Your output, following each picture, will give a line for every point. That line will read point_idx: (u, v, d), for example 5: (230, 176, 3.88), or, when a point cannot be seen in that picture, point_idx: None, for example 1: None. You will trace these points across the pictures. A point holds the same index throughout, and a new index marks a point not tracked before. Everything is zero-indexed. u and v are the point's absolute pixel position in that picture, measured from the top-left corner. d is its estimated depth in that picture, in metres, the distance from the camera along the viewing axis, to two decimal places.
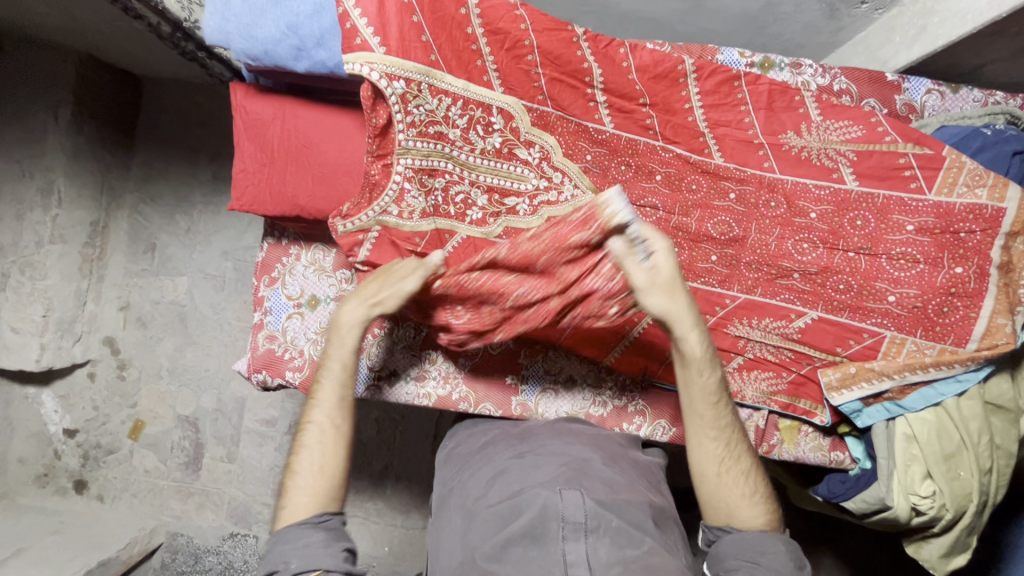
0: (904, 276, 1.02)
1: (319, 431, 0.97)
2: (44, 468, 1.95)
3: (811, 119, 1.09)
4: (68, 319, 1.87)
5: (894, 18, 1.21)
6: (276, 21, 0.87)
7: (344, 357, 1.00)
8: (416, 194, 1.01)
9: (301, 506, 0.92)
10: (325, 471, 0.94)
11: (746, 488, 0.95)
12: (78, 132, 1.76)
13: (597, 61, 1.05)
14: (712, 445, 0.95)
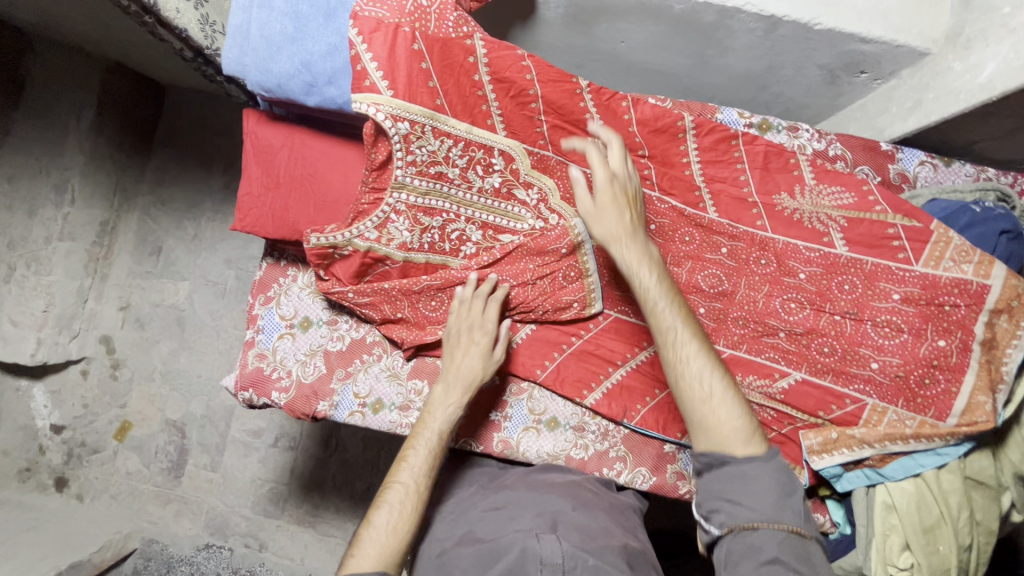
0: (888, 344, 1.02)
1: (403, 490, 0.95)
2: (27, 463, 1.96)
3: (805, 182, 1.11)
4: (68, 316, 1.89)
5: (892, 89, 1.24)
6: (292, 58, 0.90)
7: (442, 429, 1.04)
8: (404, 224, 1.05)
9: (364, 561, 0.85)
10: (399, 531, 0.90)
11: (707, 390, 0.90)
12: (99, 134, 1.82)
13: (598, 112, 1.07)
14: (668, 351, 0.93)
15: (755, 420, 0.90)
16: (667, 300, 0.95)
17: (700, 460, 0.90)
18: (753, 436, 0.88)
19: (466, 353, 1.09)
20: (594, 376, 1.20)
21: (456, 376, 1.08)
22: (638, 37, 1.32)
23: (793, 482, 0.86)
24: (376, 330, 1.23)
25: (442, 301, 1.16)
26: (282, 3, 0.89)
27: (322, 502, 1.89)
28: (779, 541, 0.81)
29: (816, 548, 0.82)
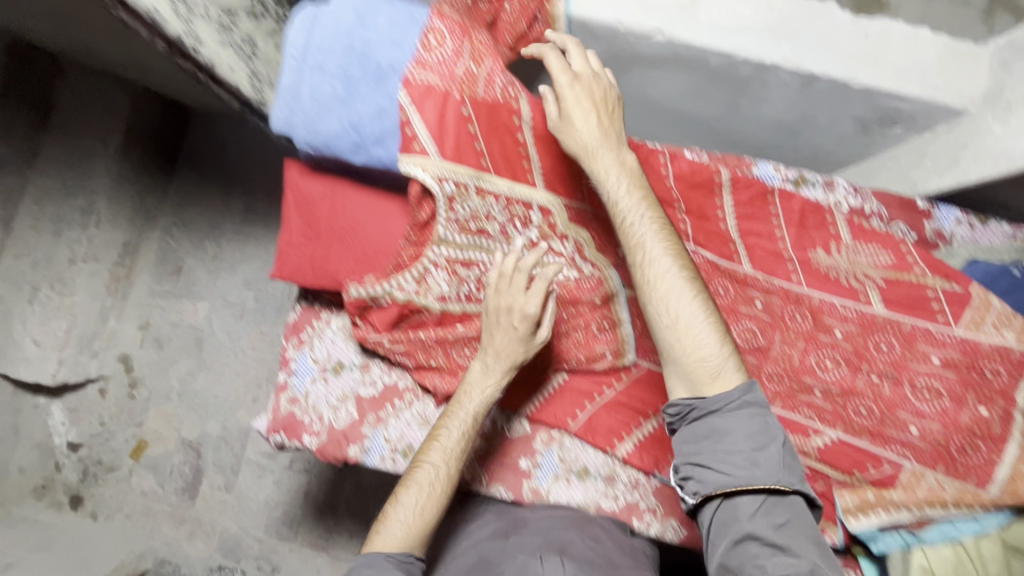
0: (928, 408, 1.02)
1: (432, 471, 1.07)
2: (43, 480, 1.93)
3: (841, 239, 1.12)
4: (89, 336, 1.90)
5: (927, 142, 1.23)
6: (341, 120, 0.91)
7: (473, 412, 1.10)
8: (443, 276, 1.06)
9: (393, 537, 1.02)
10: (424, 513, 1.04)
11: (681, 319, 0.95)
12: (125, 158, 1.82)
13: None
14: (645, 273, 0.97)
15: (730, 343, 0.95)
16: (646, 221, 0.97)
17: (672, 414, 0.97)
18: (729, 362, 0.93)
19: (502, 331, 1.07)
20: (625, 426, 1.20)
21: (491, 354, 1.09)
22: (671, 85, 1.33)
23: (768, 438, 0.89)
24: (408, 376, 1.23)
25: (476, 349, 1.17)
26: (333, 64, 0.89)
27: (335, 526, 1.88)
28: (755, 509, 0.87)
29: (798, 504, 0.87)
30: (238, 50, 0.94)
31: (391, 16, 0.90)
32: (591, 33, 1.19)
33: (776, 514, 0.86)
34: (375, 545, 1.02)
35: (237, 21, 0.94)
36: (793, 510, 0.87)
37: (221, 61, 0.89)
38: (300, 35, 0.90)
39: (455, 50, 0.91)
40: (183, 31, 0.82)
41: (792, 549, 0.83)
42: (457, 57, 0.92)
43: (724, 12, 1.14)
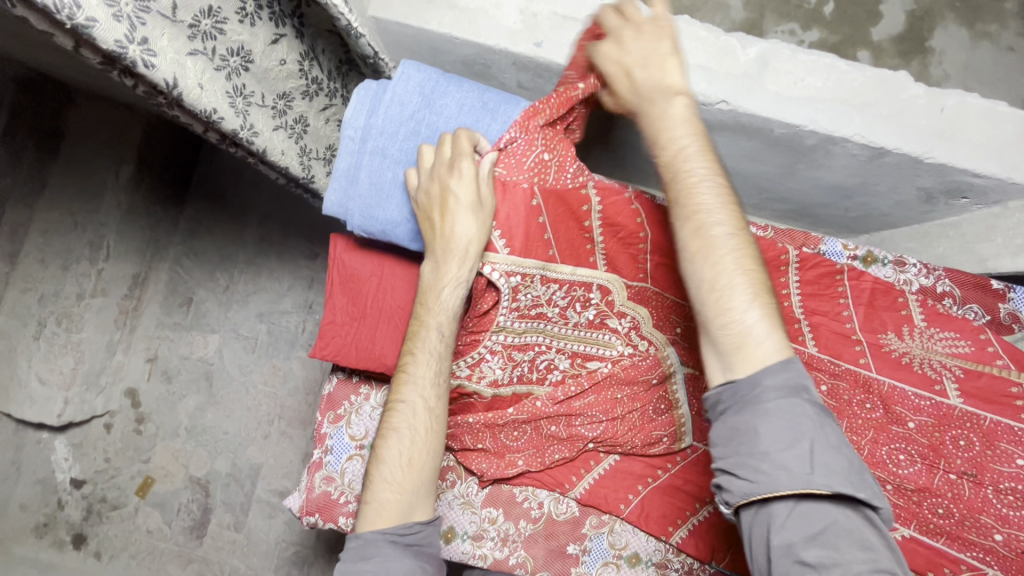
0: (1013, 514, 0.95)
1: (410, 413, 0.89)
2: (44, 518, 1.84)
3: (914, 323, 1.06)
4: (96, 371, 1.80)
5: (996, 217, 1.17)
6: (402, 207, 0.85)
7: (442, 322, 0.89)
8: (498, 362, 1.00)
9: (384, 508, 0.85)
10: (415, 463, 0.88)
11: (721, 275, 0.72)
12: (135, 187, 1.73)
13: None
14: (684, 225, 0.76)
15: (773, 313, 0.71)
16: (693, 163, 0.78)
17: (708, 406, 0.73)
18: (767, 335, 0.70)
19: (462, 213, 0.81)
20: (680, 512, 1.13)
21: (456, 254, 0.84)
22: (725, 147, 1.27)
23: (800, 432, 0.65)
24: (451, 454, 1.16)
25: (524, 432, 1.11)
26: (396, 150, 0.84)
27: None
28: (782, 519, 0.64)
29: (837, 510, 0.63)
30: (291, 130, 0.88)
31: (459, 100, 0.84)
32: None
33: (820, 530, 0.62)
34: (367, 521, 0.86)
35: (293, 102, 0.86)
36: (831, 515, 0.63)
37: (275, 147, 0.84)
38: (360, 116, 0.84)
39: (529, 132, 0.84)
40: (240, 125, 0.76)
41: (835, 570, 0.60)
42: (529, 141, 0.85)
43: (792, 82, 1.08)
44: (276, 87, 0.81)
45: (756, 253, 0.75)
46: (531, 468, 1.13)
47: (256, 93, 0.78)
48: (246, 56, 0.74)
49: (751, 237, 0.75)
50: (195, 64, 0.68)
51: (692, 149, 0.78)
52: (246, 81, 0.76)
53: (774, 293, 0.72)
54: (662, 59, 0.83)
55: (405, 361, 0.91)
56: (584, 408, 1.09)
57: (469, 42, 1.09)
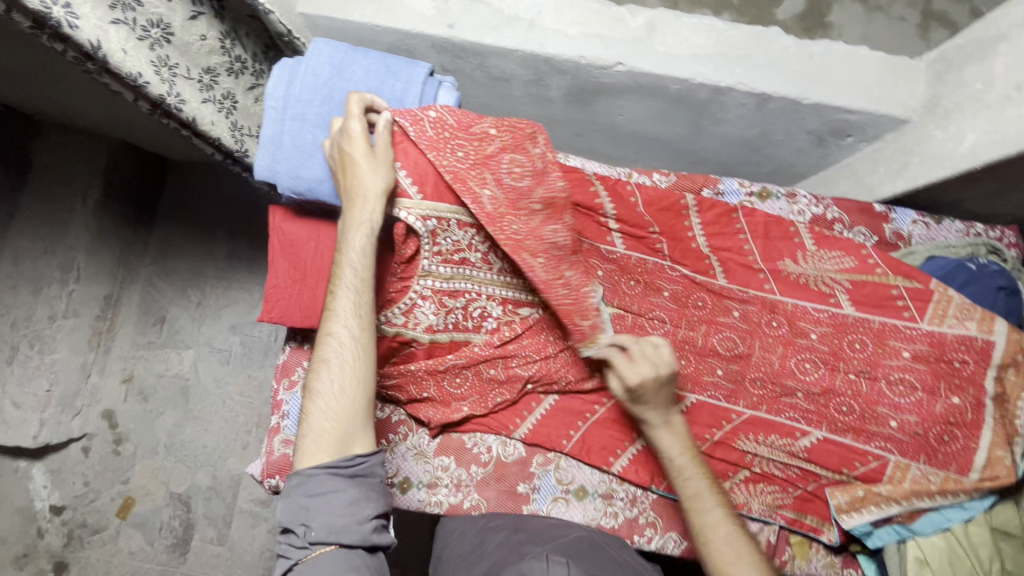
0: (905, 402, 1.06)
1: (338, 343, 0.93)
2: (25, 548, 1.82)
3: (806, 248, 1.18)
4: (71, 393, 1.82)
5: (878, 151, 1.31)
6: (324, 165, 0.94)
7: (356, 259, 0.93)
8: (430, 308, 1.10)
9: (322, 437, 0.90)
10: (346, 389, 0.92)
11: (733, 550, 0.96)
12: (103, 212, 1.79)
13: (608, 196, 1.18)
14: (705, 541, 0.98)
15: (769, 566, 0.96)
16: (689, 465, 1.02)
17: None
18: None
19: (361, 169, 0.91)
20: (619, 442, 1.21)
21: (360, 196, 0.92)
22: (636, 111, 1.41)
23: None
24: (401, 409, 1.23)
25: (466, 378, 1.19)
26: (314, 114, 0.94)
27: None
28: None
29: None
30: (220, 104, 1.00)
31: (366, 67, 0.95)
32: (557, 68, 1.27)
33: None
34: (308, 454, 0.90)
35: (219, 79, 0.98)
36: None
37: (205, 117, 0.96)
38: (279, 88, 0.94)
39: (459, 128, 0.98)
40: (167, 92, 0.88)
41: None
42: (489, 128, 1.01)
43: (678, 42, 1.22)
44: (200, 61, 0.93)
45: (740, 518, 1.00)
46: (476, 412, 1.20)
47: (180, 65, 0.90)
48: (167, 28, 0.86)
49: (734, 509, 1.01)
50: (117, 31, 0.79)
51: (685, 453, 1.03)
52: (169, 53, 0.88)
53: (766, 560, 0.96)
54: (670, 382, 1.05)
55: (328, 298, 0.95)
56: (518, 349, 1.18)
57: (389, 28, 1.21)
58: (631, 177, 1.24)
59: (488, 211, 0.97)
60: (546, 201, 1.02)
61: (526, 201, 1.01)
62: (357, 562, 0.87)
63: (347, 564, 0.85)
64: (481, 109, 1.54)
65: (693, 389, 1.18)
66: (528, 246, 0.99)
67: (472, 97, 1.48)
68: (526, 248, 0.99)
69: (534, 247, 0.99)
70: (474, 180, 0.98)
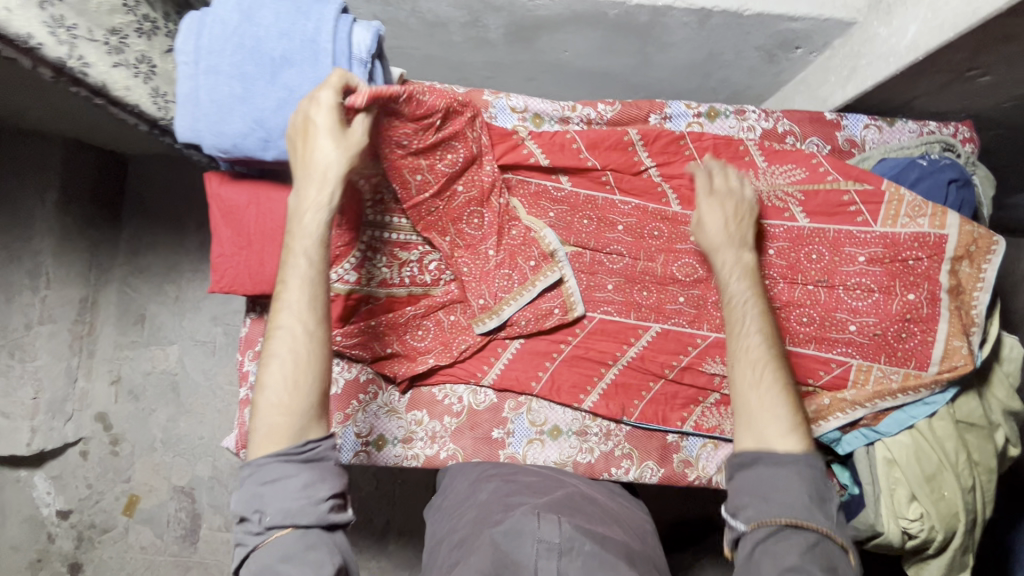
0: (862, 305, 1.07)
1: (289, 338, 0.84)
2: (37, 553, 1.85)
3: (757, 165, 1.14)
4: (59, 399, 1.80)
5: (827, 60, 1.28)
6: (243, 119, 0.91)
7: (309, 249, 0.87)
8: (383, 261, 1.13)
9: (273, 431, 0.81)
10: (300, 384, 0.83)
11: (767, 378, 0.91)
12: (66, 213, 1.71)
13: (546, 152, 1.15)
14: (738, 363, 0.93)
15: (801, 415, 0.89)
16: (749, 301, 0.98)
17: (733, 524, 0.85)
18: (795, 429, 0.87)
19: (320, 139, 0.87)
20: (588, 379, 1.22)
21: (315, 179, 0.88)
22: (580, 45, 1.37)
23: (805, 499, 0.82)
24: (368, 368, 1.22)
25: (428, 329, 1.19)
26: (226, 65, 0.89)
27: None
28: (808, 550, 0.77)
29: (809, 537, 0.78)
30: (135, 69, 0.93)
31: (275, 9, 0.90)
32: (490, 5, 1.23)
33: (824, 558, 0.77)
34: (258, 447, 0.82)
35: (129, 40, 0.92)
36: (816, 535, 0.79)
37: (116, 82, 0.90)
38: (189, 41, 0.90)
39: (404, 118, 0.95)
40: (66, 55, 0.83)
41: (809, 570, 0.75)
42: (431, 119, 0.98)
43: None
44: (101, 21, 0.87)
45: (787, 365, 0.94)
46: (441, 363, 1.19)
47: (79, 26, 0.84)
48: None
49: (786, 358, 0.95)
50: None
51: (747, 284, 1.00)
52: (64, 12, 0.83)
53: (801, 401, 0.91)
54: (741, 224, 1.06)
55: (278, 288, 0.87)
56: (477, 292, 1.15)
57: None
58: (575, 109, 1.20)
59: (408, 201, 1.05)
60: (470, 185, 1.09)
61: (451, 185, 1.07)
62: (316, 542, 0.78)
63: (304, 545, 0.76)
64: (424, 61, 1.50)
65: (656, 318, 1.20)
66: (438, 226, 1.10)
67: (411, 47, 1.44)
68: (438, 229, 1.11)
69: (448, 227, 1.11)
70: (407, 172, 1.01)
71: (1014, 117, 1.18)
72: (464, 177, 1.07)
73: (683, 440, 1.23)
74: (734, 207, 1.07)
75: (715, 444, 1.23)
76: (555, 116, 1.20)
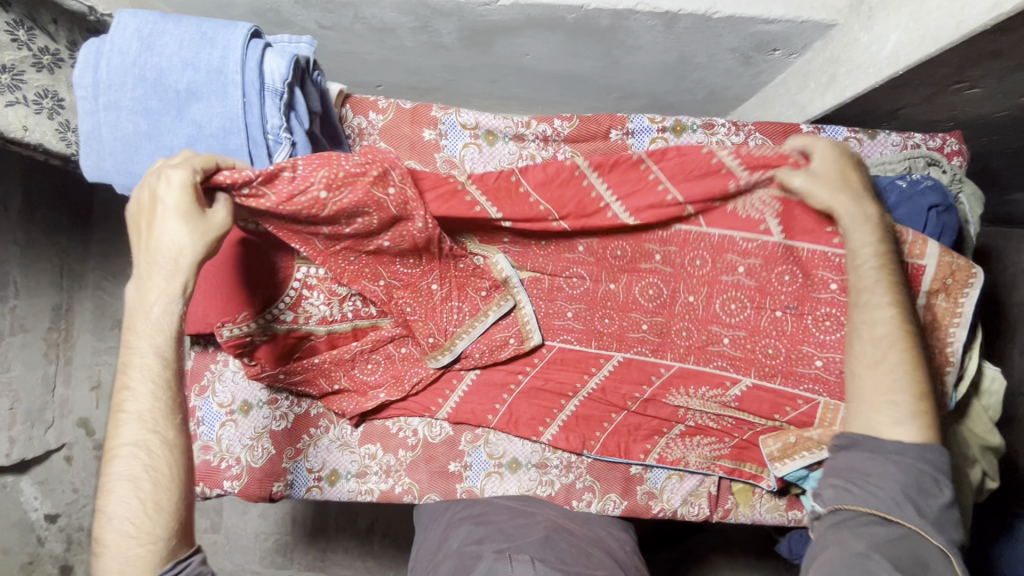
0: (831, 339, 0.99)
1: (140, 454, 0.76)
2: (30, 556, 1.57)
3: (735, 177, 0.93)
4: (37, 408, 1.55)
5: (808, 64, 1.17)
6: (151, 156, 0.83)
7: (158, 345, 0.79)
8: (319, 298, 1.06)
9: (134, 563, 0.73)
10: (162, 507, 0.76)
11: (890, 363, 0.84)
12: (31, 221, 1.48)
13: (491, 199, 0.95)
14: (857, 344, 0.87)
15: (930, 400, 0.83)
16: (877, 271, 0.87)
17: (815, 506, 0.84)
18: (914, 418, 0.81)
19: (167, 223, 0.76)
20: (548, 411, 1.17)
21: (156, 264, 0.78)
22: (541, 48, 1.27)
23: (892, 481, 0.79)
24: (319, 402, 1.18)
25: (378, 364, 1.13)
26: (129, 100, 0.82)
27: (329, 545, 1.76)
28: (892, 537, 0.75)
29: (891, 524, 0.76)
30: (37, 105, 0.89)
31: (179, 37, 0.82)
32: (438, 10, 1.13)
33: (908, 551, 0.73)
34: None
35: (26, 77, 0.87)
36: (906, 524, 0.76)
37: (9, 122, 0.86)
38: (86, 73, 0.82)
39: (281, 200, 0.80)
40: None
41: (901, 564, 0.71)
42: (316, 188, 0.81)
43: None
44: None
45: (915, 346, 0.85)
46: (393, 398, 1.14)
47: None
48: None
49: (916, 338, 0.86)
50: None
51: (881, 253, 0.87)
52: None
53: (927, 386, 0.84)
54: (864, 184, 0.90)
55: (118, 393, 0.78)
56: (424, 327, 1.07)
57: None
58: (529, 125, 1.12)
59: (319, 254, 0.95)
60: (398, 239, 0.93)
61: (373, 240, 0.93)
62: None
63: None
64: (378, 65, 1.40)
65: (618, 347, 1.13)
66: (366, 273, 1.00)
67: (363, 53, 1.34)
68: (366, 276, 1.00)
69: (377, 271, 1.00)
70: (305, 230, 0.89)
71: (1002, 128, 1.10)
72: (391, 231, 0.92)
73: (647, 471, 1.18)
74: (845, 159, 0.91)
75: (680, 475, 1.18)
76: (508, 133, 1.13)
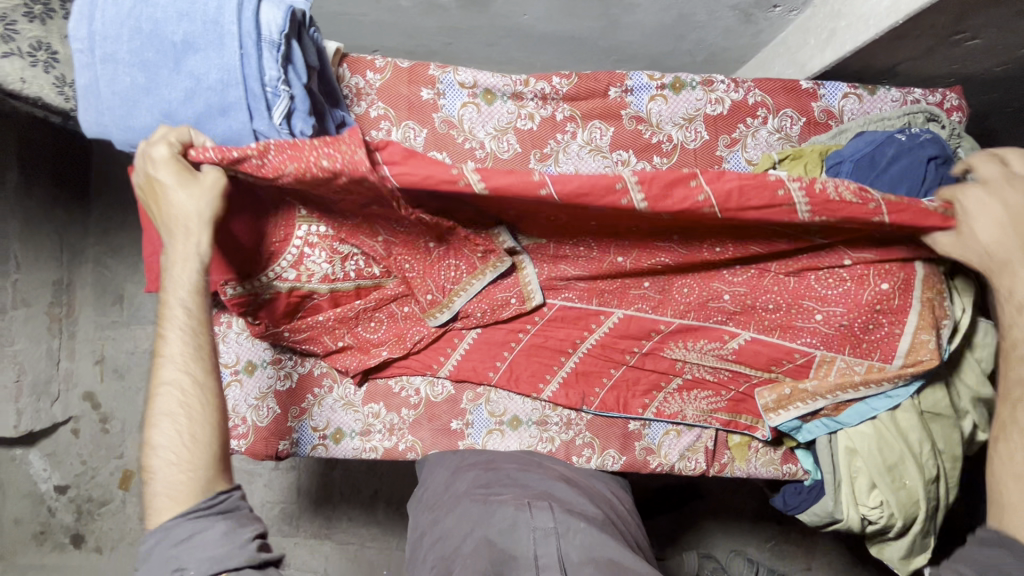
0: (832, 293, 0.99)
1: (179, 391, 0.78)
2: (40, 525, 1.67)
3: (797, 214, 0.79)
4: (43, 380, 1.57)
5: (809, 19, 1.17)
6: (150, 111, 0.83)
7: (185, 298, 0.81)
8: (321, 256, 1.06)
9: (172, 492, 0.74)
10: (199, 438, 0.77)
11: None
12: (30, 192, 1.48)
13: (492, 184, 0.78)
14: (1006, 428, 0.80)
15: None
16: None
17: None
18: None
19: (172, 195, 0.79)
20: (547, 368, 1.19)
21: (174, 229, 0.80)
22: (539, 8, 1.27)
23: None
24: (322, 361, 1.20)
25: (381, 322, 1.15)
26: (125, 51, 0.81)
27: (335, 512, 1.80)
28: None
29: None
30: (31, 57, 0.90)
31: None
32: None
33: None
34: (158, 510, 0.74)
35: (18, 27, 0.87)
36: None
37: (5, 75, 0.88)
38: (81, 25, 0.81)
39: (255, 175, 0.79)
40: None
41: None
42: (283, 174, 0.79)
43: None
44: None
45: None
46: (395, 355, 1.16)
47: None
48: None
49: None
50: None
51: None
52: None
53: None
54: None
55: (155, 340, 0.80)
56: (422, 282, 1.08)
57: None
58: (528, 84, 1.12)
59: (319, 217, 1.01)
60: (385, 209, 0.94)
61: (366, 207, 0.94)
62: None
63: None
64: (375, 29, 1.39)
65: (619, 304, 1.12)
66: (363, 230, 1.02)
67: (359, 15, 1.33)
68: (364, 232, 1.03)
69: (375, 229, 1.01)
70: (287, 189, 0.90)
71: (1006, 82, 1.09)
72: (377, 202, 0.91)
73: (645, 427, 1.21)
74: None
75: (678, 431, 1.21)
76: (506, 91, 1.12)
